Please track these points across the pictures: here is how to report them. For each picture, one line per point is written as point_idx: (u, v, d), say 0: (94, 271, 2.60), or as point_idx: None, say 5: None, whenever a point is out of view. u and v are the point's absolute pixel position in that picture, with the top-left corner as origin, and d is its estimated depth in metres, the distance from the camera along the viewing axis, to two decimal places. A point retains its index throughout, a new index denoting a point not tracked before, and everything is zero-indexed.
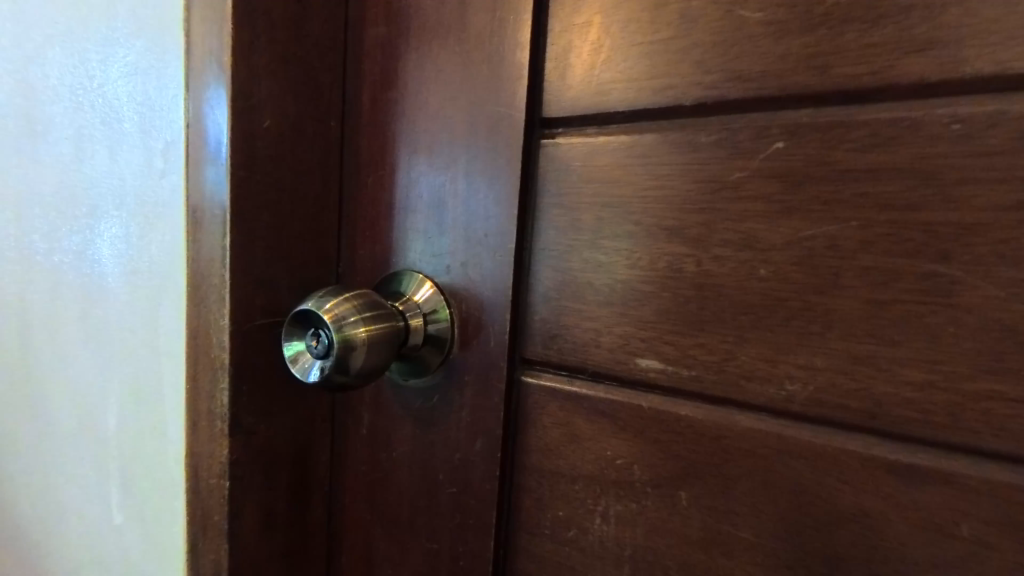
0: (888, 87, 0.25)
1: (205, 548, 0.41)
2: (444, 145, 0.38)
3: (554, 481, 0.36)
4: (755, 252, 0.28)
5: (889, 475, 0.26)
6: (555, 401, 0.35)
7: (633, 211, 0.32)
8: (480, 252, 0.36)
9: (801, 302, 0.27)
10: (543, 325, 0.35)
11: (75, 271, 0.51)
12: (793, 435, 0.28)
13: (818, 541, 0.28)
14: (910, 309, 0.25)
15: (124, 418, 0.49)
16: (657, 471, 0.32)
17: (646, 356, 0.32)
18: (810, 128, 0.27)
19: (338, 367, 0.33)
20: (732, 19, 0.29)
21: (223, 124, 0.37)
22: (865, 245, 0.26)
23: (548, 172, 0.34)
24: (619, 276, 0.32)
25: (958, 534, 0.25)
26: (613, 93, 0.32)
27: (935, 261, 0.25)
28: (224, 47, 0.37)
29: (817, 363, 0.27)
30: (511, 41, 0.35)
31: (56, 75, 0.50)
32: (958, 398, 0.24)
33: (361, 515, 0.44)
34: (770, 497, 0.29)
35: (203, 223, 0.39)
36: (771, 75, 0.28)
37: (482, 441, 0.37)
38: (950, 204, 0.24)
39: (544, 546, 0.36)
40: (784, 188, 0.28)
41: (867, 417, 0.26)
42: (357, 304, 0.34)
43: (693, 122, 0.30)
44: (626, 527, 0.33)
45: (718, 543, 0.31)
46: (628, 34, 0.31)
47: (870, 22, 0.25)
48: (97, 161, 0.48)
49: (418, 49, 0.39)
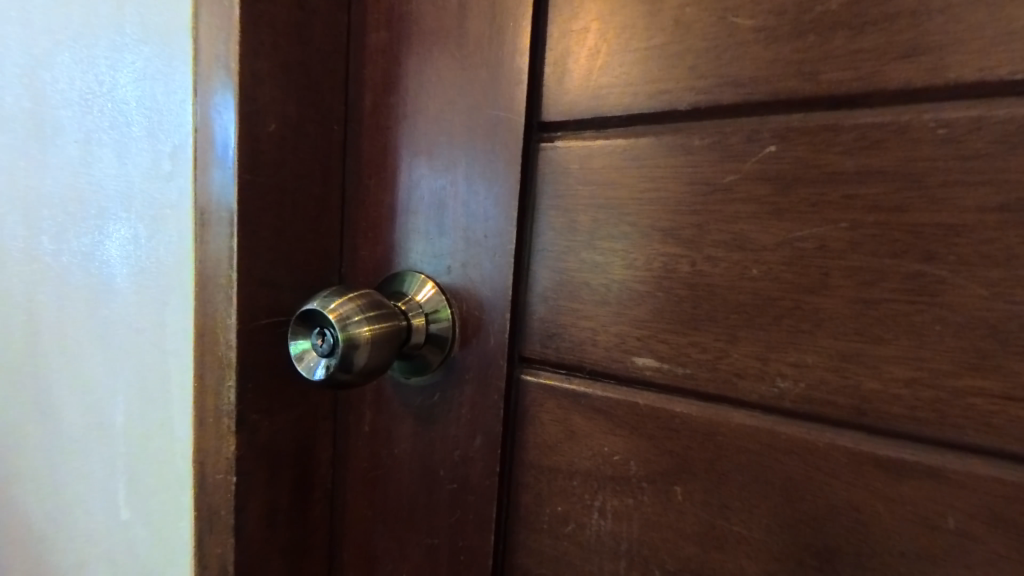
0: (874, 92, 0.26)
1: (212, 543, 0.42)
2: (445, 148, 0.38)
3: (552, 477, 0.36)
4: (747, 252, 0.29)
5: (877, 469, 0.27)
6: (553, 398, 0.36)
7: (628, 212, 0.32)
8: (479, 253, 0.37)
9: (792, 301, 0.28)
10: (541, 324, 0.36)
11: (83, 271, 0.52)
12: (785, 431, 0.29)
13: (809, 534, 0.29)
14: (896, 308, 0.26)
15: (131, 416, 0.50)
16: (652, 467, 0.33)
17: (642, 355, 0.33)
18: (800, 132, 0.28)
19: (343, 365, 0.33)
20: (724, 26, 0.29)
21: (230, 128, 0.38)
22: (854, 245, 0.27)
23: (546, 175, 0.35)
24: (616, 276, 0.33)
25: (944, 526, 0.26)
26: (610, 97, 0.33)
27: (921, 260, 0.25)
28: (232, 52, 0.37)
29: (807, 361, 0.28)
30: (510, 46, 0.35)
31: (65, 80, 0.51)
32: (943, 394, 0.25)
33: (363, 512, 0.44)
34: (762, 492, 0.30)
35: (210, 224, 0.40)
36: (762, 81, 0.28)
37: (481, 438, 0.38)
38: (936, 206, 0.25)
39: (543, 541, 0.37)
40: (775, 190, 0.28)
41: (856, 413, 0.27)
42: (360, 303, 0.35)
43: (687, 125, 0.31)
44: (622, 522, 0.34)
45: (712, 537, 0.31)
46: (624, 39, 0.32)
47: (857, 29, 0.26)
48: (106, 164, 0.49)
49: (419, 54, 0.40)
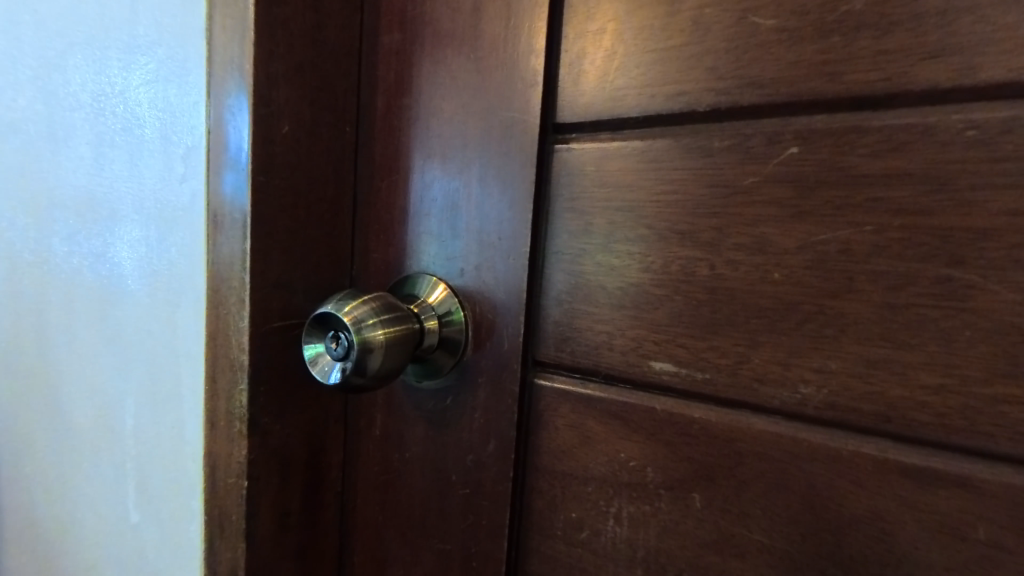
0: (899, 94, 0.26)
1: (222, 547, 0.42)
2: (458, 150, 0.38)
3: (566, 483, 0.36)
4: (768, 256, 0.29)
5: (904, 478, 0.26)
6: (568, 403, 0.36)
7: (645, 215, 0.32)
8: (494, 255, 0.37)
9: (814, 305, 0.28)
10: (555, 328, 0.35)
11: (94, 273, 0.52)
12: (808, 439, 0.28)
13: (831, 544, 0.28)
14: (924, 313, 0.25)
15: (142, 419, 0.50)
16: (671, 474, 0.32)
17: (660, 359, 0.32)
18: (823, 134, 0.27)
19: (357, 369, 0.33)
20: (745, 26, 0.29)
21: (244, 130, 0.38)
22: (880, 248, 0.26)
23: (561, 177, 0.35)
24: (632, 280, 0.33)
25: (974, 537, 0.25)
26: (625, 99, 0.32)
27: (949, 265, 0.25)
28: (246, 54, 0.37)
29: (831, 367, 0.27)
30: (526, 47, 0.35)
31: (76, 81, 0.51)
32: (974, 402, 0.25)
33: (373, 516, 0.44)
34: (783, 499, 0.29)
35: (223, 226, 0.39)
36: (783, 82, 0.28)
37: (495, 443, 0.38)
38: (965, 210, 0.24)
39: (557, 547, 0.37)
40: (798, 192, 0.28)
41: (882, 420, 0.27)
42: (375, 305, 0.35)
43: (706, 127, 0.30)
44: (639, 529, 0.34)
45: (731, 546, 0.31)
46: (641, 40, 0.32)
47: (881, 29, 0.26)
48: (117, 165, 0.49)
49: (432, 54, 0.39)
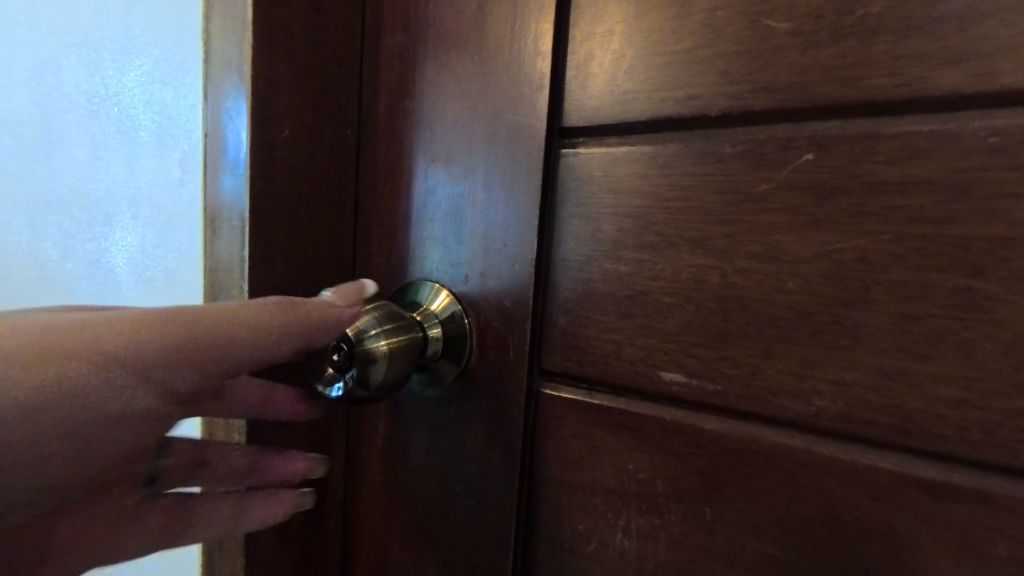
0: (917, 99, 0.25)
1: (221, 559, 0.41)
2: (463, 154, 0.37)
3: (573, 494, 0.35)
4: (781, 265, 0.28)
5: (921, 492, 0.26)
6: (574, 412, 0.35)
7: (655, 221, 0.31)
8: (499, 261, 0.36)
9: (830, 315, 0.27)
10: (563, 336, 0.35)
11: (89, 279, 0.51)
12: (823, 451, 0.28)
13: (847, 559, 0.27)
14: (944, 325, 0.25)
15: None
16: (681, 486, 0.32)
17: (670, 369, 0.31)
18: (839, 140, 0.27)
19: (359, 380, 0.33)
20: (757, 29, 0.28)
21: (243, 134, 0.37)
22: (897, 258, 0.26)
23: (569, 182, 0.34)
24: (641, 287, 0.32)
25: (993, 553, 0.24)
26: (635, 102, 0.32)
27: (968, 275, 0.24)
28: (245, 55, 0.36)
29: (847, 378, 0.27)
30: (531, 49, 0.34)
31: (71, 83, 0.50)
32: (994, 416, 0.24)
33: (376, 526, 0.43)
34: (796, 512, 0.29)
35: (222, 231, 0.39)
36: (797, 87, 0.27)
37: (500, 453, 0.37)
38: (987, 218, 0.24)
39: (563, 559, 0.36)
40: (813, 200, 0.27)
41: (899, 434, 0.26)
42: (378, 315, 0.34)
43: (717, 133, 0.30)
44: (648, 541, 0.33)
45: (744, 560, 0.30)
46: (651, 41, 0.31)
47: (899, 33, 0.25)
48: (112, 169, 0.48)
49: (436, 56, 0.38)
